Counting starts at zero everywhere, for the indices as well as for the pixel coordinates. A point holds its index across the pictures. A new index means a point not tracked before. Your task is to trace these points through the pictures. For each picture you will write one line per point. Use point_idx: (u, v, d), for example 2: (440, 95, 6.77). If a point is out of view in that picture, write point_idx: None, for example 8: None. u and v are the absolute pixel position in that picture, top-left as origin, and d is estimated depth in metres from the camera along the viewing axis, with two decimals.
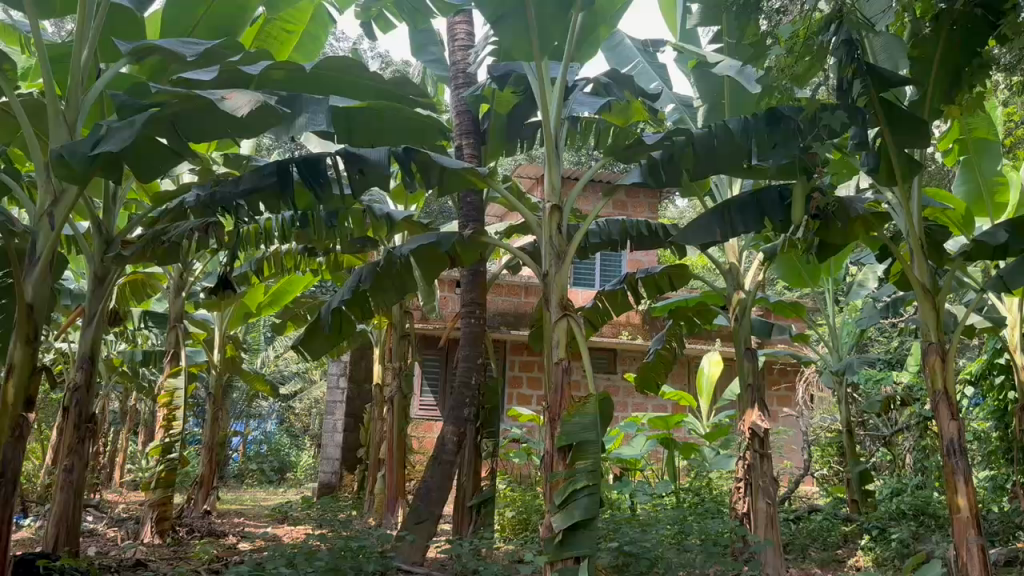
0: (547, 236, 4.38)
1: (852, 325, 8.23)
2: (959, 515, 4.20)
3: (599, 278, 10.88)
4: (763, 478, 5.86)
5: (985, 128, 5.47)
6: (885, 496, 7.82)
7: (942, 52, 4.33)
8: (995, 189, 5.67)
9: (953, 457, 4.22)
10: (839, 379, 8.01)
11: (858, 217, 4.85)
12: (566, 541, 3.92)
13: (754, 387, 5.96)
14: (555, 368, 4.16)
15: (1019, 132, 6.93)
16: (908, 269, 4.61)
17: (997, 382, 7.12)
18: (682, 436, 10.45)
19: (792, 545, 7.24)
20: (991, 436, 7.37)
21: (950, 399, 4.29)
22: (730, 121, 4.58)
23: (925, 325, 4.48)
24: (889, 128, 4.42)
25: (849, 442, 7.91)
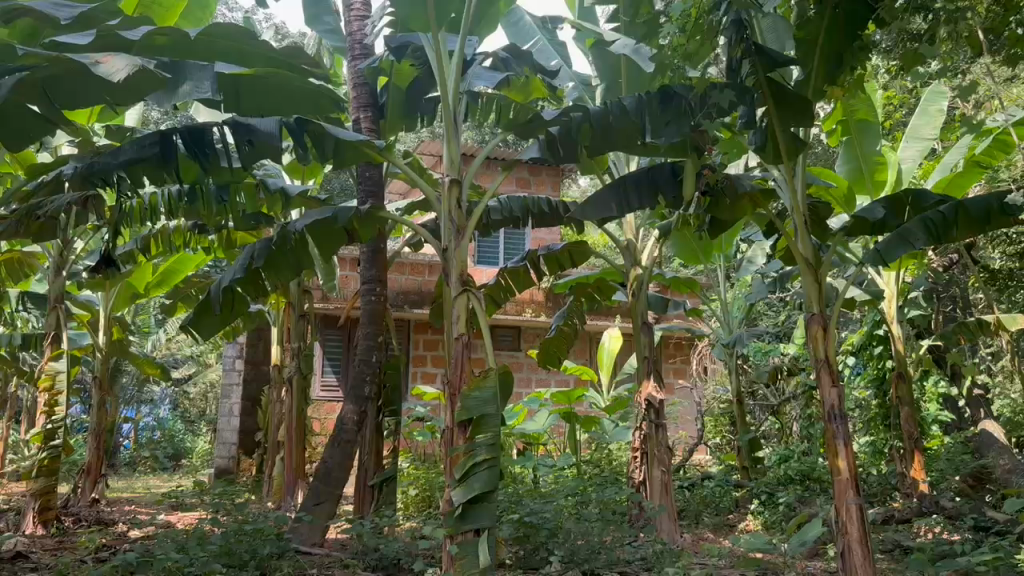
0: (446, 212, 4.34)
1: (743, 300, 8.57)
2: (839, 477, 4.41)
3: (503, 256, 10.92)
4: (659, 448, 6.04)
5: (866, 111, 5.73)
6: (773, 462, 8.19)
7: (825, 32, 4.47)
8: (876, 167, 5.92)
9: (834, 422, 4.44)
10: (730, 351, 8.34)
11: (746, 193, 4.90)
12: (466, 514, 3.91)
13: (651, 360, 6.11)
14: (454, 343, 4.14)
15: (897, 114, 7.31)
16: (792, 243, 4.80)
17: (876, 352, 7.54)
18: (584, 410, 10.67)
19: (687, 512, 7.51)
20: (870, 404, 7.80)
21: (831, 366, 4.51)
22: (624, 98, 4.65)
23: (808, 296, 4.68)
24: (776, 108, 4.52)
25: (739, 412, 8.23)
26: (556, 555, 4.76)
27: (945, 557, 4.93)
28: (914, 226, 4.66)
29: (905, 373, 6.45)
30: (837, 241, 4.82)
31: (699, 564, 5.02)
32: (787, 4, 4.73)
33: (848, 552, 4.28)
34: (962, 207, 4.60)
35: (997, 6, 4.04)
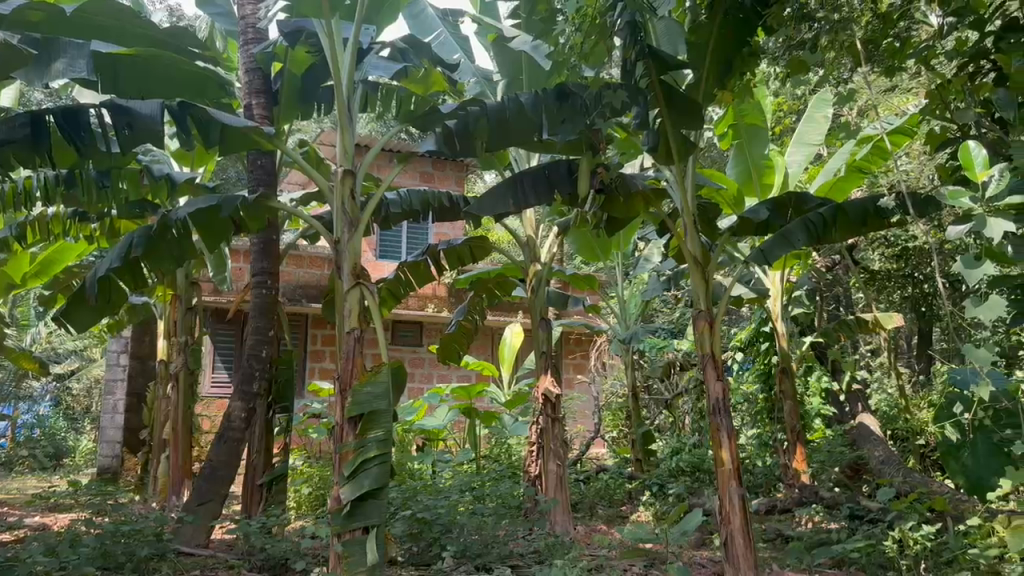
0: (339, 203, 4.25)
1: (639, 297, 8.75)
2: (722, 469, 4.55)
3: (405, 248, 10.81)
4: (555, 442, 6.10)
5: (756, 115, 5.94)
6: (665, 454, 8.40)
7: (716, 38, 4.60)
8: (763, 171, 6.12)
9: (718, 415, 4.58)
10: (626, 347, 8.51)
11: (639, 193, 4.94)
12: (355, 512, 3.84)
13: (548, 356, 6.14)
14: (346, 337, 4.07)
15: (786, 121, 7.60)
16: (682, 242, 4.92)
17: (763, 348, 7.82)
18: (484, 405, 10.69)
19: (581, 505, 7.63)
20: (757, 398, 8.09)
21: (717, 362, 4.66)
22: (521, 95, 4.65)
23: (695, 294, 4.81)
24: (667, 109, 4.60)
25: (634, 407, 8.42)
26: (448, 550, 4.74)
27: (822, 544, 5.16)
28: (796, 228, 4.83)
29: (788, 368, 6.75)
30: (725, 240, 4.98)
31: (590, 555, 5.09)
32: (681, 8, 4.83)
33: (730, 541, 4.42)
34: (841, 211, 4.81)
35: (875, 19, 4.22)
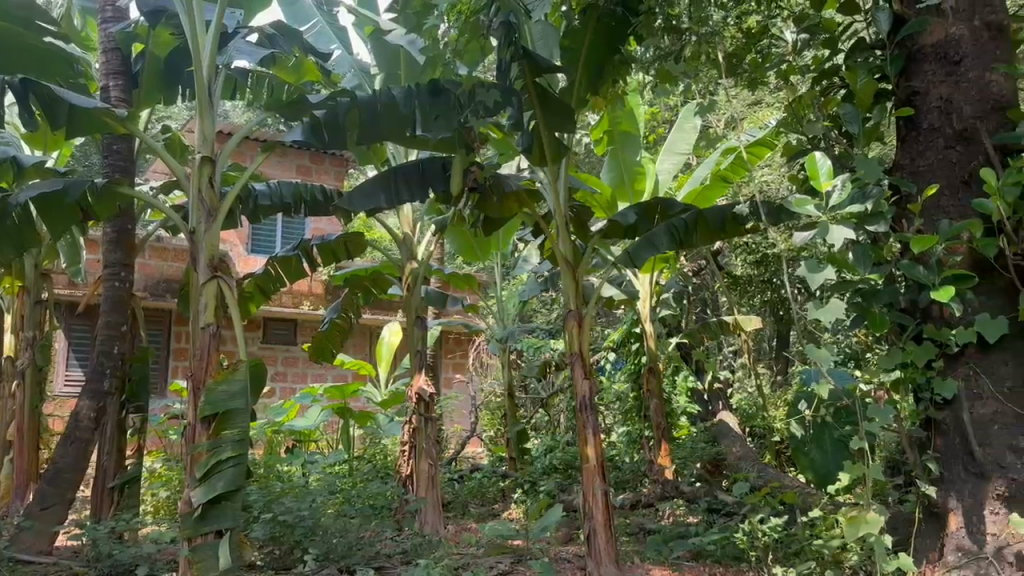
0: (195, 191, 4.06)
1: (516, 297, 8.80)
2: (588, 465, 4.62)
3: (279, 241, 10.52)
4: (426, 441, 6.03)
5: (628, 122, 6.11)
6: (539, 452, 8.48)
7: (589, 43, 4.64)
8: (636, 177, 6.26)
9: (585, 413, 4.65)
10: (503, 346, 8.52)
11: (512, 193, 4.91)
12: (207, 515, 3.68)
13: (422, 355, 6.07)
14: (201, 333, 3.89)
15: (660, 130, 7.82)
16: (554, 243, 4.96)
17: (634, 348, 8.00)
18: (359, 405, 10.52)
19: (454, 504, 7.57)
20: (628, 397, 8.29)
21: (584, 361, 4.74)
22: (394, 89, 4.54)
23: (566, 294, 4.89)
24: (541, 110, 4.56)
25: (509, 405, 8.47)
26: (311, 553, 4.60)
27: (682, 537, 5.32)
28: (660, 232, 4.98)
29: (656, 367, 6.99)
30: (595, 242, 5.05)
31: (456, 554, 5.06)
32: (557, 12, 4.86)
33: (593, 536, 4.50)
34: (702, 216, 4.94)
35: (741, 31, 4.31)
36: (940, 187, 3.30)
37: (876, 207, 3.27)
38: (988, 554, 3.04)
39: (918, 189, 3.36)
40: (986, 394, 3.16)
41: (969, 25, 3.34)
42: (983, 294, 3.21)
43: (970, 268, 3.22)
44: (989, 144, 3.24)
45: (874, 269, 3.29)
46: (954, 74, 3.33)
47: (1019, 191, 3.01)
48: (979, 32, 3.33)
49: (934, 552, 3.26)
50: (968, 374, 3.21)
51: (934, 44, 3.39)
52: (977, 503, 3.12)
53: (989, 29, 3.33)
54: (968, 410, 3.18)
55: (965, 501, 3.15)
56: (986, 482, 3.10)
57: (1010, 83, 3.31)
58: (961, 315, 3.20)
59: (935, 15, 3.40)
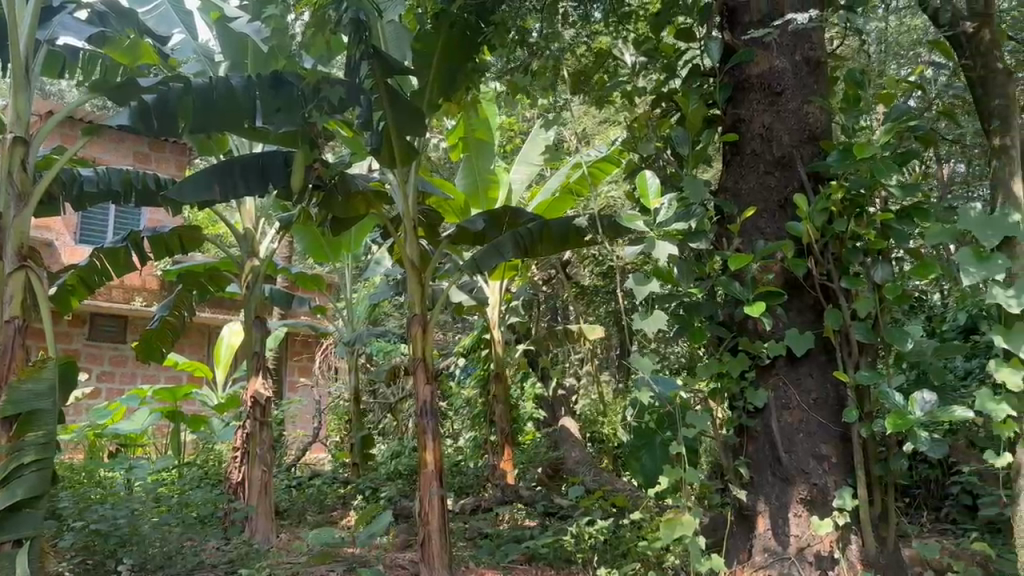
0: (5, 172, 3.75)
1: (366, 300, 8.64)
2: (426, 469, 4.55)
3: (112, 231, 9.93)
4: (261, 446, 5.79)
5: (484, 131, 6.09)
6: (384, 458, 8.37)
7: (441, 49, 4.55)
8: (488, 185, 6.26)
9: (425, 418, 4.58)
10: (351, 349, 8.34)
11: (359, 193, 4.80)
12: (2, 524, 3.41)
13: (260, 356, 5.82)
14: (4, 328, 3.61)
15: (517, 141, 7.91)
16: (401, 246, 4.86)
17: (483, 354, 8.05)
18: (195, 408, 10.05)
19: (291, 510, 7.33)
20: (475, 402, 8.31)
21: (427, 366, 4.67)
22: (233, 79, 4.40)
23: (411, 297, 4.81)
24: (391, 110, 4.38)
25: (354, 410, 8.31)
26: (125, 564, 4.33)
27: (519, 541, 5.38)
28: (507, 240, 4.93)
29: (501, 374, 7.09)
30: (443, 246, 4.99)
31: (285, 563, 4.90)
32: (409, 14, 4.82)
33: (427, 542, 4.45)
34: (548, 226, 4.93)
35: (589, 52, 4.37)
36: (759, 210, 3.51)
37: (699, 225, 3.47)
38: (790, 554, 3.24)
39: (739, 210, 3.57)
40: (793, 405, 3.39)
41: (792, 60, 3.57)
42: (793, 310, 3.44)
43: (783, 285, 3.45)
44: (803, 173, 3.48)
45: (696, 283, 3.50)
46: (776, 104, 3.55)
47: (826, 217, 3.25)
48: (800, 67, 3.57)
49: (744, 553, 3.44)
50: (778, 384, 3.43)
51: (760, 74, 3.59)
52: (783, 506, 3.32)
53: (807, 64, 3.57)
54: (777, 417, 3.39)
55: (772, 504, 3.36)
56: (791, 487, 3.31)
57: (825, 116, 3.56)
58: (773, 330, 3.42)
59: (761, 47, 3.61)
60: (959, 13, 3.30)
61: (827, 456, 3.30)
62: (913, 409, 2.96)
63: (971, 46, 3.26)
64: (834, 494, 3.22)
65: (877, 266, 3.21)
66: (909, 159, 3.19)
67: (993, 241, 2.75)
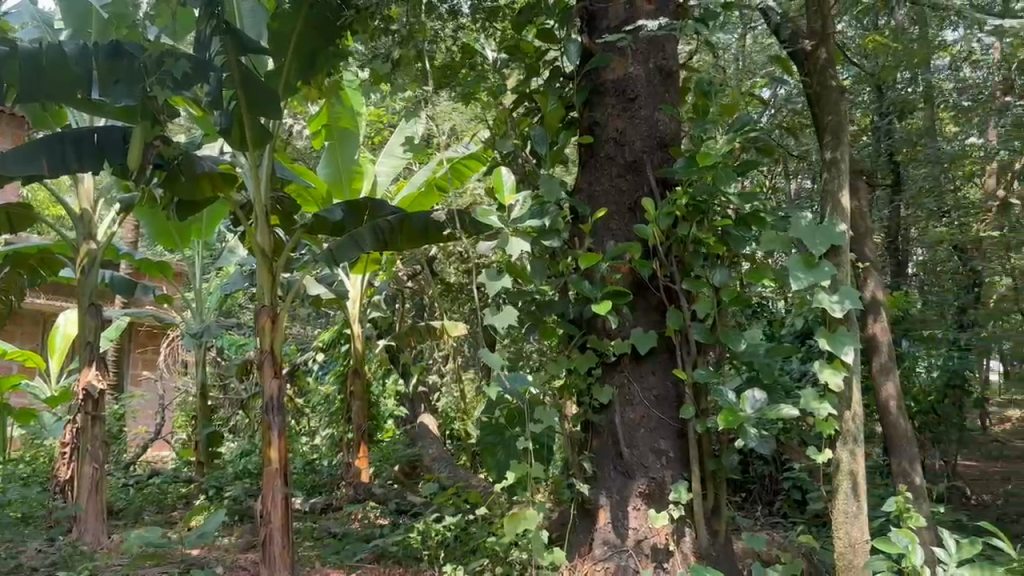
0: None
1: (218, 290, 8.29)
2: (269, 467, 4.37)
3: None
4: (93, 442, 5.41)
5: (348, 119, 5.89)
6: (232, 456, 8.04)
7: (299, 32, 4.30)
8: (353, 176, 6.11)
9: (271, 413, 4.37)
10: (199, 341, 7.97)
11: (206, 174, 4.54)
12: None
13: (94, 346, 5.44)
14: None
15: (385, 133, 7.78)
16: (251, 233, 4.62)
17: (342, 349, 7.89)
18: (24, 402, 9.35)
19: (127, 510, 6.92)
20: (332, 399, 8.12)
21: (276, 359, 4.44)
22: (68, 46, 4.14)
23: (260, 288, 4.56)
24: (241, 89, 4.15)
25: (201, 405, 7.93)
26: None
27: (369, 540, 5.28)
28: (364, 233, 4.77)
29: (359, 370, 6.98)
30: (297, 236, 4.78)
31: (113, 566, 4.60)
32: None
33: (268, 543, 4.27)
34: (407, 219, 4.79)
35: (453, 47, 4.34)
36: (610, 212, 3.59)
37: (552, 223, 3.50)
38: (628, 547, 3.33)
39: (591, 210, 3.64)
40: (637, 401, 3.47)
41: (645, 67, 3.67)
42: (639, 310, 3.54)
43: (630, 285, 3.53)
44: (652, 178, 3.58)
45: (547, 281, 3.53)
46: (629, 110, 3.64)
47: (671, 220, 3.35)
48: (653, 75, 3.68)
49: (584, 546, 3.49)
50: (623, 382, 3.50)
51: (615, 79, 3.67)
52: (623, 500, 3.41)
53: (659, 72, 3.69)
54: (620, 414, 3.47)
55: (613, 497, 3.43)
56: (631, 481, 3.41)
57: (675, 124, 3.68)
58: (620, 328, 3.49)
59: (616, 53, 3.69)
60: (798, 32, 3.48)
61: (666, 451, 3.41)
62: (744, 407, 3.11)
63: (809, 64, 3.43)
64: (670, 488, 3.34)
65: (716, 269, 3.35)
66: (749, 168, 3.34)
67: (821, 250, 2.89)
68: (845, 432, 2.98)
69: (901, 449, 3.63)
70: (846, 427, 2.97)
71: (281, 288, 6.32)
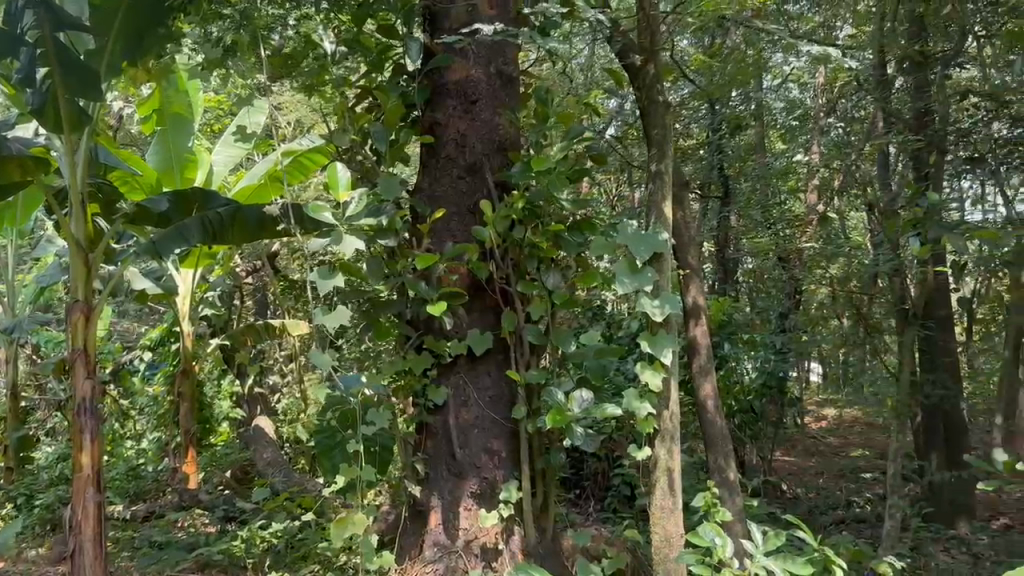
0: None
1: (33, 282, 7.67)
2: (81, 473, 4.09)
3: None
4: None
5: (181, 105, 5.65)
6: (45, 462, 7.47)
7: (125, 9, 3.98)
8: (186, 164, 5.81)
9: (82, 416, 4.07)
10: (9, 338, 7.35)
11: (12, 156, 4.19)
12: None
13: None
14: None
15: (224, 122, 7.46)
16: (65, 223, 4.28)
17: (173, 348, 7.50)
18: None
19: None
20: (162, 400, 7.71)
21: (89, 358, 4.13)
22: None
23: (73, 283, 4.25)
24: (57, 69, 3.87)
25: (11, 407, 7.31)
26: None
27: (193, 548, 5.05)
28: (193, 223, 4.54)
29: (189, 370, 6.70)
30: (119, 228, 4.48)
31: None
32: None
33: (78, 553, 3.99)
34: (240, 214, 4.64)
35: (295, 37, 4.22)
36: (449, 212, 3.60)
37: (389, 223, 3.46)
38: (457, 547, 3.34)
39: (430, 210, 3.63)
40: (471, 402, 3.49)
41: (486, 70, 3.70)
42: (476, 311, 3.56)
43: (466, 286, 3.54)
44: (491, 181, 3.61)
45: (383, 281, 3.48)
46: (470, 112, 3.66)
47: (508, 224, 3.39)
48: (494, 78, 3.71)
49: (414, 549, 3.49)
50: (457, 383, 3.50)
51: (456, 81, 3.68)
52: (454, 501, 3.42)
53: (500, 77, 3.73)
54: (454, 415, 3.48)
55: (444, 499, 3.44)
56: (463, 481, 3.43)
57: (515, 129, 3.74)
58: (456, 329, 3.49)
59: (459, 54, 3.70)
60: (631, 47, 3.62)
61: (497, 451, 3.46)
62: (572, 407, 3.20)
63: (639, 78, 3.54)
64: (501, 488, 3.39)
65: (550, 273, 3.43)
66: (583, 175, 3.43)
67: (646, 257, 3.01)
68: (664, 431, 3.13)
69: (717, 446, 3.78)
70: (664, 425, 3.12)
71: (102, 281, 5.90)
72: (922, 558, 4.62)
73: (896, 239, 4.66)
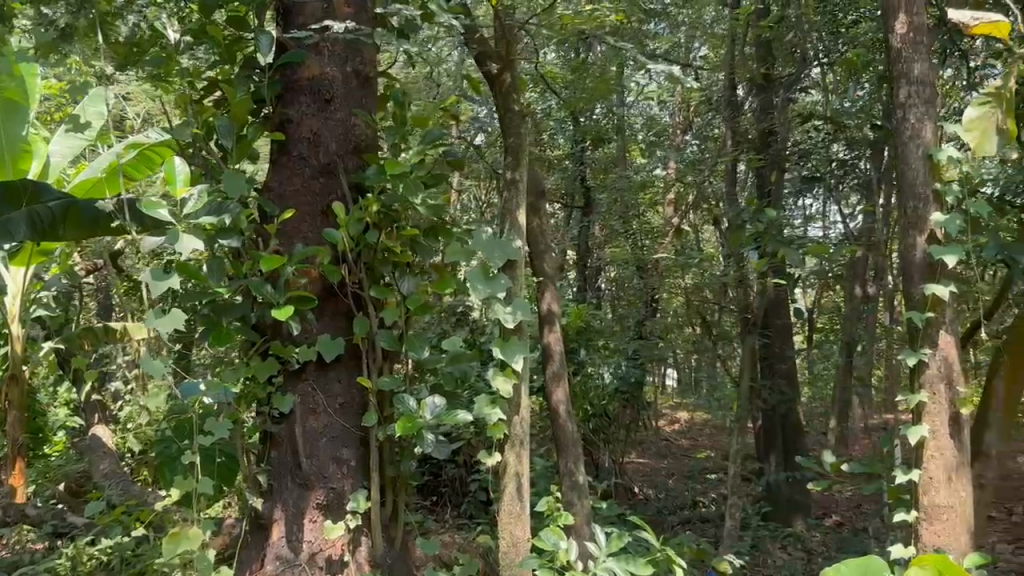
0: None
1: None
2: None
3: None
4: None
5: (14, 92, 5.24)
6: None
7: None
8: (18, 155, 5.41)
9: None
10: None
11: None
12: None
13: None
14: None
15: (67, 109, 6.97)
16: None
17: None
18: None
19: None
20: None
21: None
22: None
23: None
24: None
25: None
26: None
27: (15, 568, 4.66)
28: (20, 218, 4.23)
29: (19, 375, 6.19)
30: None
31: None
32: None
33: None
34: (75, 209, 4.28)
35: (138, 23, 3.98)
36: (299, 213, 3.49)
37: (234, 222, 3.33)
38: (301, 561, 3.26)
39: (279, 210, 3.50)
40: (319, 409, 3.39)
41: (341, 70, 3.63)
42: (326, 316, 3.46)
43: (316, 290, 3.44)
44: (345, 183, 3.55)
45: (226, 283, 3.33)
46: (324, 111, 3.57)
47: (362, 227, 3.33)
48: (350, 78, 3.65)
49: (256, 563, 3.35)
50: (305, 390, 3.40)
51: (309, 78, 3.58)
52: (298, 512, 3.32)
53: (356, 77, 3.66)
54: (300, 422, 3.36)
55: (288, 510, 3.32)
56: (309, 492, 3.33)
57: (370, 131, 3.68)
58: (304, 334, 3.39)
59: (313, 52, 3.60)
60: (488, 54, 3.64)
61: (346, 460, 3.38)
62: (423, 414, 3.17)
63: (495, 86, 3.57)
64: (348, 498, 3.31)
65: (403, 278, 3.39)
66: (438, 180, 3.42)
67: (499, 263, 3.02)
68: (513, 437, 3.16)
69: (568, 450, 3.81)
70: (514, 431, 3.16)
71: None
72: (760, 555, 4.86)
73: (742, 252, 4.89)
